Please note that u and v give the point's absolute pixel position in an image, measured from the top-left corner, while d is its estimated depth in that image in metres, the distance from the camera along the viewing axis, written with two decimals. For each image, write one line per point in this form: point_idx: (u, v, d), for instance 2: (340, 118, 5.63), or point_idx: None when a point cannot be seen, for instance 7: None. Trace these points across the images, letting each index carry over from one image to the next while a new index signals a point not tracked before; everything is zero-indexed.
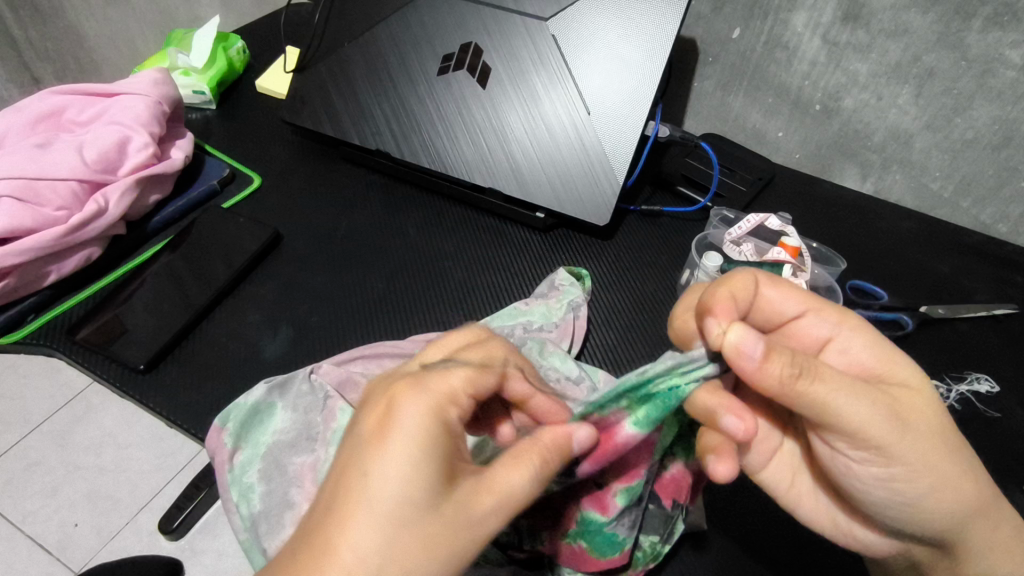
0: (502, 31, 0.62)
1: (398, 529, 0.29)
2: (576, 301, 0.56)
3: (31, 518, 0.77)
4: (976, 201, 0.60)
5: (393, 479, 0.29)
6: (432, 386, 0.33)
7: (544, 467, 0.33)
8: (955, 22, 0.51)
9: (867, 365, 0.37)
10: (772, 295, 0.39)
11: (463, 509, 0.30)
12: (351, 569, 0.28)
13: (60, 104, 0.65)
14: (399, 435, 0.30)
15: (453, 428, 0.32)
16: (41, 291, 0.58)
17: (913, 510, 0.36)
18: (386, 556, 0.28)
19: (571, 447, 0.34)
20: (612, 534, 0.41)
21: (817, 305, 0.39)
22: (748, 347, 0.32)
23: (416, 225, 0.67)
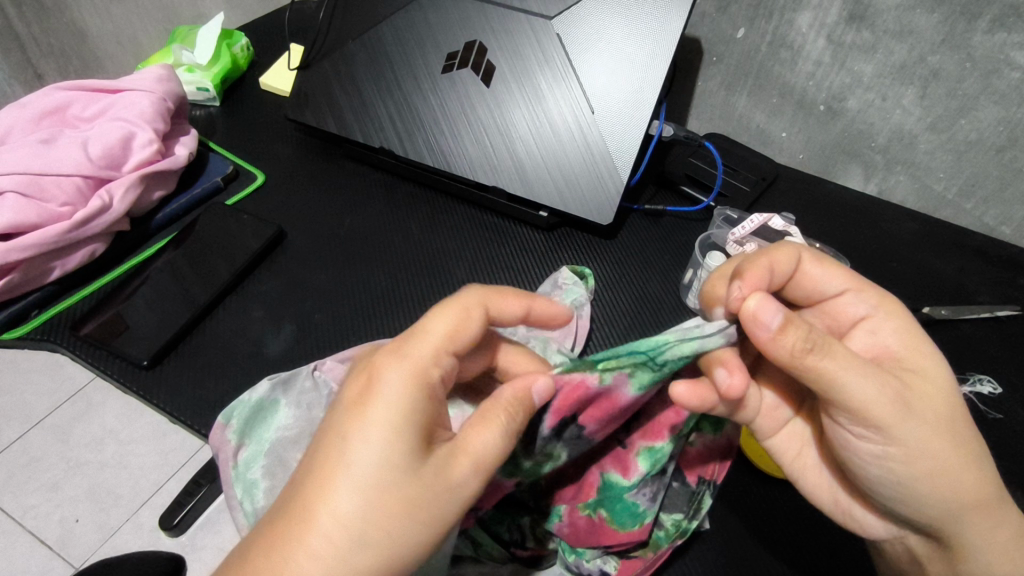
0: (506, 30, 0.62)
1: (372, 486, 0.31)
2: (579, 300, 0.57)
3: (32, 513, 0.77)
4: (980, 203, 0.60)
5: (369, 440, 0.32)
6: (414, 354, 0.34)
7: (510, 423, 0.34)
8: (961, 23, 0.51)
9: (891, 350, 0.38)
10: (817, 272, 0.40)
11: (437, 470, 0.32)
12: (330, 527, 0.30)
13: (65, 100, 0.66)
14: (379, 401, 0.33)
15: (431, 394, 0.34)
16: (46, 286, 0.58)
17: (906, 492, 0.36)
18: (361, 508, 0.31)
19: (531, 399, 0.35)
20: (633, 504, 0.40)
21: (859, 285, 0.40)
22: (764, 315, 0.33)
23: (420, 223, 0.67)
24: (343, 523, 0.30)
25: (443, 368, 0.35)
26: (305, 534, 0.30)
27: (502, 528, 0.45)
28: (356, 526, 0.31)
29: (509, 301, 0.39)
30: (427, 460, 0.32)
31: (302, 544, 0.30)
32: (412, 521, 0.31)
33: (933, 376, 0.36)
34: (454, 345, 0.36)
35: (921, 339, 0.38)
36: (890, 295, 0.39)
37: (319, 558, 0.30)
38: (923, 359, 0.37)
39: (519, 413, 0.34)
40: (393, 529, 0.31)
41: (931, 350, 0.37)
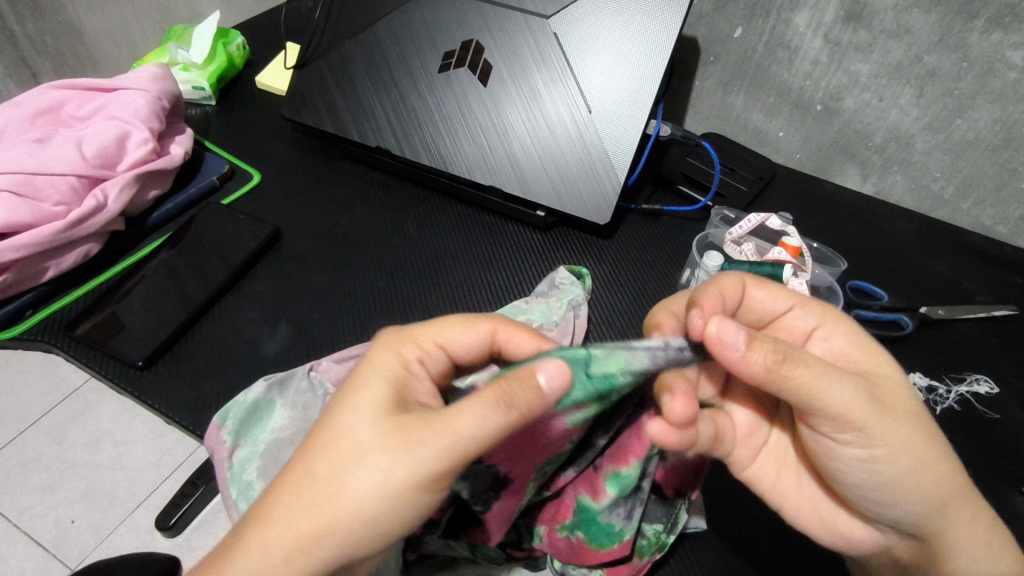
0: (503, 29, 0.62)
1: (345, 436, 0.32)
2: (576, 299, 0.56)
3: (28, 514, 0.76)
4: (977, 202, 0.61)
5: (351, 397, 0.34)
6: (406, 336, 0.38)
7: (498, 396, 0.31)
8: (957, 23, 0.51)
9: (849, 355, 0.39)
10: (763, 293, 0.41)
11: (405, 426, 0.32)
12: (315, 471, 0.32)
13: (59, 99, 0.65)
14: (370, 368, 0.36)
15: (412, 370, 0.36)
16: (39, 287, 0.58)
17: (893, 497, 0.36)
18: (333, 458, 0.32)
19: (539, 387, 0.31)
20: (608, 524, 0.41)
21: (802, 300, 0.41)
22: (731, 336, 0.33)
23: (416, 223, 0.67)
24: (318, 471, 0.32)
25: (427, 356, 0.38)
26: (287, 480, 0.32)
27: None
28: (328, 475, 0.31)
29: (521, 336, 0.40)
30: (397, 417, 0.32)
31: (286, 495, 0.32)
32: (377, 472, 0.31)
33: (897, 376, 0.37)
34: (447, 342, 0.39)
35: (874, 342, 0.39)
36: (833, 304, 0.40)
37: (294, 502, 0.31)
38: (880, 361, 0.38)
39: (518, 392, 0.31)
40: (357, 480, 0.31)
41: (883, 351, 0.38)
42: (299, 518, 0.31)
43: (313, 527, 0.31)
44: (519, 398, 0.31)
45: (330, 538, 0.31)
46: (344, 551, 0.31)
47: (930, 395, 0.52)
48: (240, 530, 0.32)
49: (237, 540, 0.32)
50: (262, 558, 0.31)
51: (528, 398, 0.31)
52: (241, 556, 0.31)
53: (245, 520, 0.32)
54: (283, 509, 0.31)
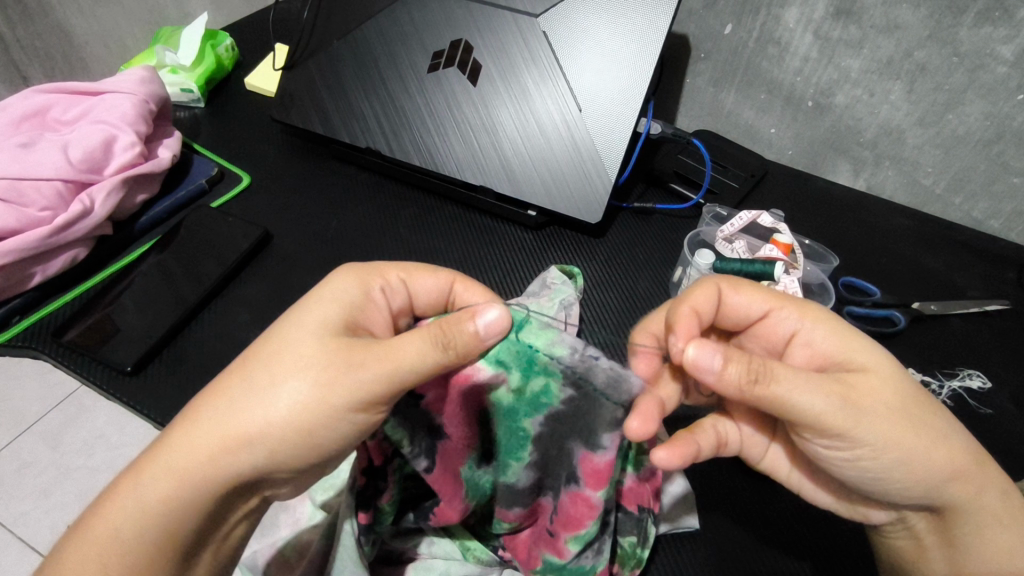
0: (492, 28, 0.61)
1: (287, 350, 0.35)
2: (567, 299, 0.56)
3: (23, 520, 0.76)
4: (968, 197, 0.61)
5: (299, 314, 0.36)
6: (371, 268, 0.39)
7: (438, 334, 0.34)
8: (947, 18, 0.51)
9: (829, 353, 0.39)
10: (739, 296, 0.42)
11: (344, 348, 0.34)
12: (254, 373, 0.35)
13: (44, 103, 0.65)
14: (326, 287, 0.38)
15: (369, 295, 0.38)
16: (26, 293, 0.57)
17: (885, 485, 0.37)
18: (272, 371, 0.34)
19: (477, 329, 0.33)
20: (581, 567, 0.42)
21: (780, 303, 0.41)
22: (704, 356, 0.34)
23: (408, 223, 0.66)
24: (254, 378, 0.34)
25: (388, 285, 0.39)
26: (225, 383, 0.35)
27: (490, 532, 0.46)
28: (263, 384, 0.34)
29: (476, 292, 0.40)
30: (339, 338, 0.35)
31: (222, 393, 0.35)
32: (310, 389, 0.34)
33: (884, 367, 0.37)
34: (410, 278, 0.40)
35: (857, 337, 0.39)
36: (810, 302, 0.41)
37: (227, 405, 0.34)
38: (864, 354, 0.37)
39: (455, 332, 0.33)
40: (290, 391, 0.34)
41: (869, 344, 0.38)
42: (228, 421, 0.34)
43: (239, 431, 0.33)
44: (455, 337, 0.33)
45: (254, 445, 0.34)
46: (265, 460, 0.34)
47: None
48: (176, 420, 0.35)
49: (170, 436, 0.34)
50: (189, 454, 0.33)
51: (463, 339, 0.33)
52: (170, 449, 0.34)
53: (176, 420, 0.35)
54: (216, 411, 0.34)
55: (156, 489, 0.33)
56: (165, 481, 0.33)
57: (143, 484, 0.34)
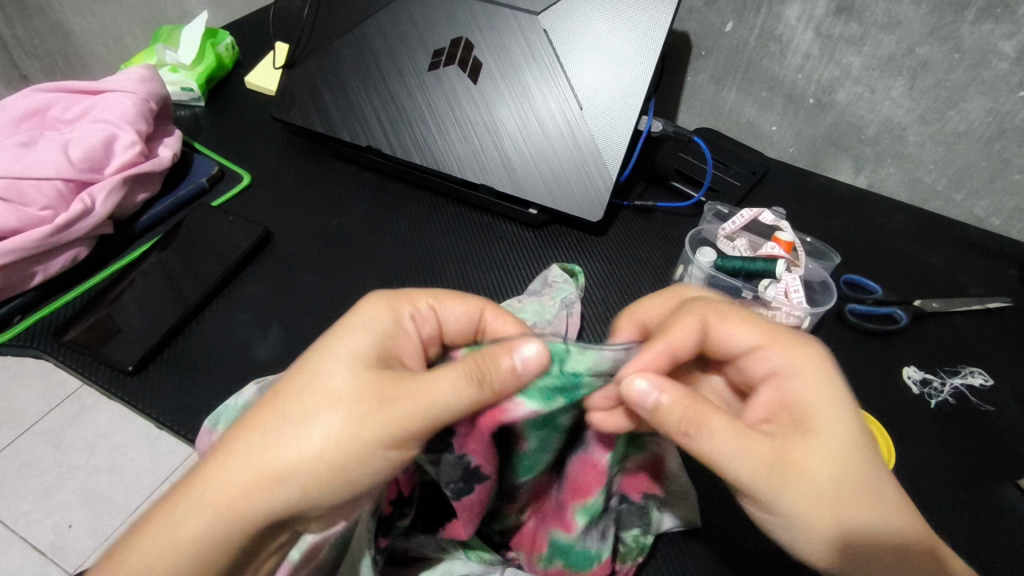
0: (492, 26, 0.61)
1: (321, 382, 0.34)
2: (570, 297, 0.56)
3: (25, 519, 0.76)
4: (969, 194, 0.60)
5: (332, 344, 0.36)
6: (402, 297, 0.40)
7: (472, 368, 0.33)
8: (948, 14, 0.51)
9: (789, 407, 0.38)
10: (729, 331, 0.41)
11: (379, 382, 0.34)
12: (288, 405, 0.34)
13: (44, 102, 0.65)
14: (357, 316, 0.38)
15: (401, 325, 0.38)
16: (27, 292, 0.57)
17: (801, 549, 0.36)
18: (305, 401, 0.34)
19: (516, 364, 0.32)
20: (585, 550, 0.42)
21: (770, 342, 0.40)
22: (644, 388, 0.34)
23: (409, 222, 0.66)
24: (288, 412, 0.34)
25: (419, 314, 0.39)
26: (258, 416, 0.34)
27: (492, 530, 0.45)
28: (297, 417, 0.34)
29: (506, 322, 0.40)
30: (373, 371, 0.35)
31: (256, 424, 0.34)
32: (344, 422, 0.33)
33: (835, 431, 0.36)
34: (440, 306, 0.40)
35: (832, 397, 0.38)
36: (801, 346, 0.40)
37: (261, 437, 0.33)
38: (823, 414, 0.37)
39: (491, 368, 0.33)
40: (325, 426, 0.33)
41: (835, 405, 0.37)
42: (261, 454, 0.33)
43: (272, 467, 0.33)
44: (494, 374, 0.32)
45: (287, 482, 0.33)
46: (299, 497, 0.33)
47: (924, 389, 0.52)
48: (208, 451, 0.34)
49: (201, 469, 0.34)
50: (220, 491, 0.32)
51: (501, 375, 0.32)
52: (200, 486, 0.33)
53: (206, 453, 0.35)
54: (248, 445, 0.33)
55: (190, 525, 0.32)
56: (199, 517, 0.32)
57: (176, 521, 0.33)
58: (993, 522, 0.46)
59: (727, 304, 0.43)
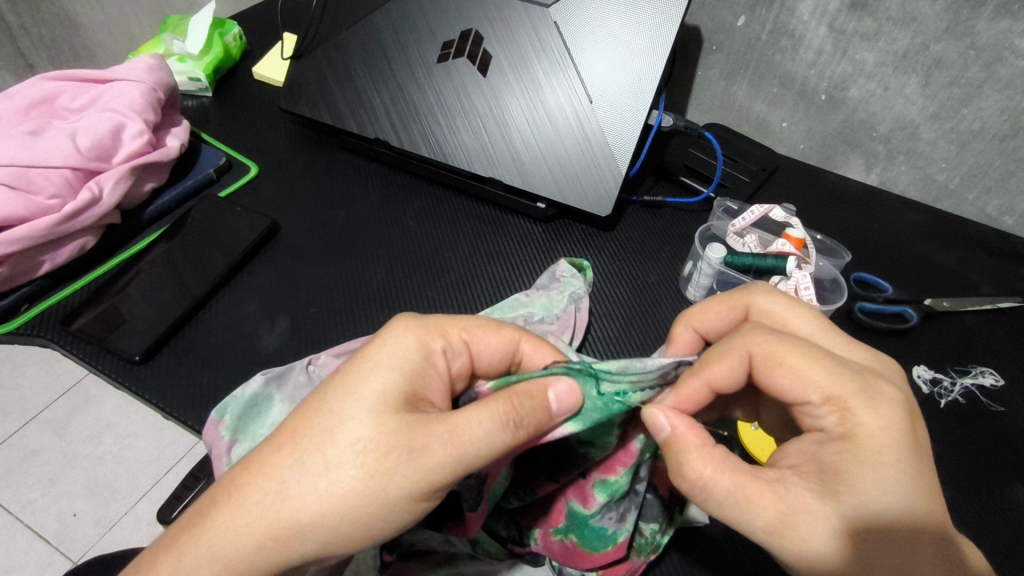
0: (503, 18, 0.60)
1: (343, 429, 0.33)
2: (577, 292, 0.55)
3: (30, 507, 0.76)
4: (982, 193, 0.60)
5: (355, 383, 0.34)
6: (429, 325, 0.38)
7: (507, 412, 0.33)
8: (965, 10, 0.50)
9: (825, 464, 0.33)
10: (779, 377, 0.36)
11: (405, 430, 0.32)
12: (305, 448, 0.33)
13: (52, 90, 0.64)
14: (382, 346, 0.36)
15: (428, 358, 0.37)
16: (35, 281, 0.57)
17: None
18: (325, 447, 0.33)
19: (548, 404, 0.33)
20: (600, 528, 0.41)
21: (838, 397, 0.34)
22: (660, 423, 0.35)
23: (416, 215, 0.66)
24: (306, 458, 0.32)
25: (450, 348, 0.38)
26: (274, 459, 0.33)
27: (499, 525, 0.44)
28: (316, 465, 0.32)
29: (544, 351, 0.40)
30: (399, 416, 0.33)
31: (270, 468, 0.33)
32: (366, 474, 0.32)
33: (868, 502, 0.32)
34: (472, 338, 0.39)
35: (880, 468, 0.32)
36: (869, 407, 0.34)
37: (278, 483, 0.32)
38: (862, 483, 0.32)
39: (526, 411, 0.33)
40: (346, 477, 0.32)
41: (880, 476, 0.32)
42: (276, 506, 0.32)
43: (291, 517, 0.32)
44: (529, 416, 0.33)
45: (306, 533, 0.32)
46: (317, 546, 0.32)
47: (934, 388, 0.52)
48: (216, 492, 0.33)
49: (213, 515, 0.32)
50: (235, 540, 0.32)
51: (538, 416, 0.33)
52: (212, 535, 0.32)
53: (212, 496, 0.33)
54: (264, 492, 0.32)
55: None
56: (210, 565, 0.32)
57: (183, 568, 0.32)
58: (1002, 522, 0.46)
59: (813, 347, 0.36)
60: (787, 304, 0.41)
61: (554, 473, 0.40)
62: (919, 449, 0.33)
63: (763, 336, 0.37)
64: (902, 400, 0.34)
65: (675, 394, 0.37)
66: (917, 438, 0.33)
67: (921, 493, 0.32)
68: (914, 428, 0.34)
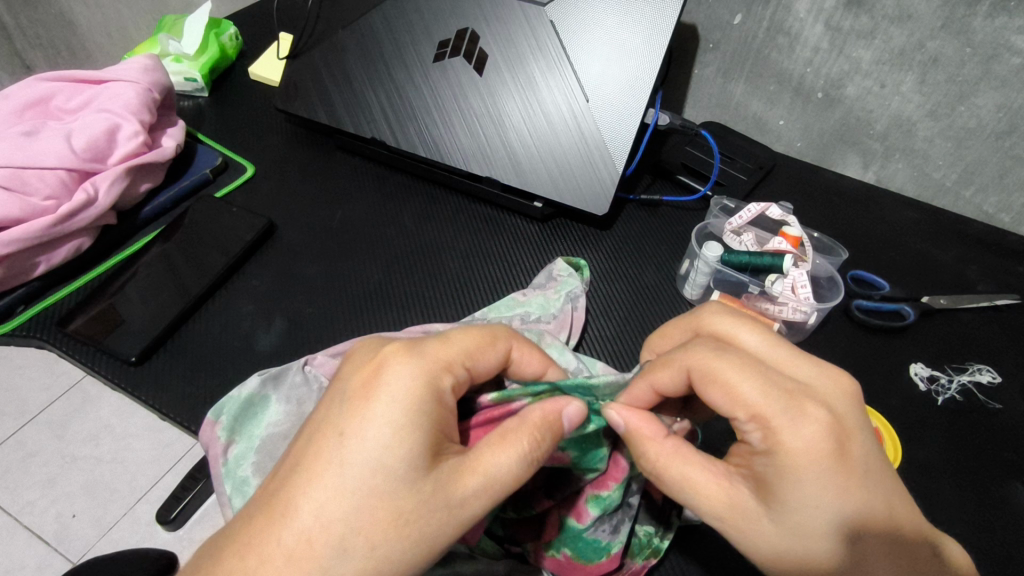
0: (498, 17, 0.60)
1: (373, 497, 0.31)
2: (574, 292, 0.55)
3: (29, 508, 0.76)
4: (979, 190, 0.60)
5: (371, 444, 0.31)
6: (430, 356, 0.35)
7: (533, 449, 0.33)
8: (961, 8, 0.50)
9: (756, 472, 0.34)
10: (712, 394, 0.35)
11: (442, 488, 0.32)
12: (332, 524, 0.30)
13: (48, 91, 0.64)
14: (388, 392, 0.33)
15: (441, 398, 0.34)
16: (30, 283, 0.57)
17: None
18: (358, 520, 0.30)
19: (560, 423, 0.35)
20: (594, 540, 0.41)
21: (762, 416, 0.33)
22: (619, 422, 0.37)
23: (412, 215, 0.66)
24: (340, 537, 0.30)
25: (457, 380, 0.35)
26: (295, 537, 0.30)
27: (495, 525, 0.44)
28: (351, 540, 0.30)
29: (534, 359, 0.40)
30: (430, 475, 0.32)
31: (298, 558, 0.30)
32: (409, 538, 0.31)
33: (796, 514, 0.32)
34: (472, 361, 0.37)
35: (801, 484, 0.32)
36: (791, 425, 0.32)
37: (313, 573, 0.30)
38: (785, 496, 0.32)
39: (548, 444, 0.34)
40: (388, 545, 0.31)
41: (802, 490, 0.32)
42: None
43: None
44: (550, 446, 0.34)
45: None
46: None
47: (931, 386, 0.52)
48: None
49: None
50: None
51: (554, 442, 0.35)
52: None
53: None
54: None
55: None
56: None
57: None
58: (999, 521, 0.46)
59: (743, 362, 0.35)
60: (733, 321, 0.39)
61: (551, 490, 0.41)
62: (845, 466, 0.32)
63: (702, 352, 0.36)
64: (827, 419, 0.32)
65: (625, 393, 0.39)
66: (843, 457, 0.32)
67: (850, 506, 0.32)
68: (846, 445, 0.32)
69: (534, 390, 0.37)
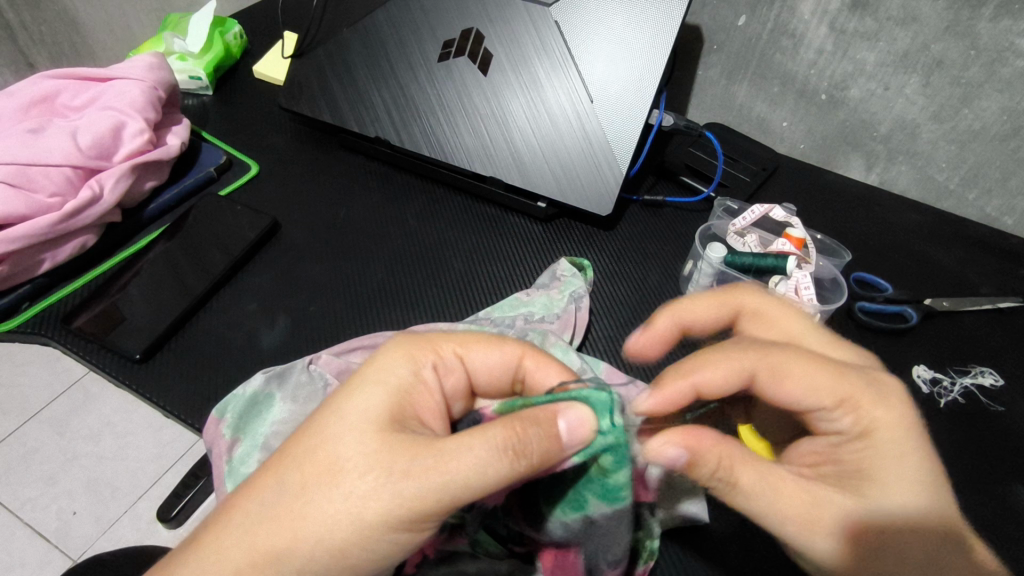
0: (503, 16, 0.60)
1: (326, 449, 0.32)
2: (577, 292, 0.55)
3: (30, 505, 0.76)
4: (982, 193, 0.60)
5: (342, 403, 0.34)
6: (426, 341, 0.39)
7: (505, 436, 0.31)
8: (965, 10, 0.50)
9: (846, 462, 0.36)
10: (788, 385, 0.37)
11: (391, 452, 0.32)
12: (287, 465, 0.33)
13: (53, 88, 0.65)
14: (374, 362, 0.37)
15: (419, 371, 0.37)
16: (36, 279, 0.57)
17: None
18: (308, 466, 0.32)
19: (553, 424, 0.33)
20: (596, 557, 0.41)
21: (845, 398, 0.36)
22: (672, 452, 0.34)
23: (416, 215, 0.66)
24: (288, 479, 0.32)
25: (442, 363, 0.38)
26: (258, 483, 0.33)
27: (499, 525, 0.43)
28: (296, 484, 0.32)
29: (544, 368, 0.40)
30: (384, 437, 0.32)
31: (252, 490, 0.33)
32: (348, 494, 0.31)
33: (898, 497, 0.34)
34: (466, 353, 0.39)
35: (901, 461, 0.34)
36: (875, 401, 0.36)
37: (259, 506, 0.32)
38: (886, 478, 0.34)
39: (526, 438, 0.32)
40: (326, 499, 0.31)
41: (902, 468, 0.34)
42: (257, 529, 0.31)
43: (268, 540, 0.31)
44: (531, 441, 0.32)
45: (284, 560, 0.31)
46: None
47: (934, 388, 0.52)
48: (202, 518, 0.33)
49: (198, 541, 0.32)
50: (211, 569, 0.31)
51: (540, 442, 0.32)
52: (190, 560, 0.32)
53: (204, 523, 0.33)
54: (247, 515, 0.32)
55: None
56: None
57: None
58: (1002, 522, 0.46)
59: (807, 352, 0.37)
60: (772, 305, 0.42)
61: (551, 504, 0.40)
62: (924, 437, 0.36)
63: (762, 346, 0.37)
64: (901, 390, 0.37)
65: (656, 395, 0.37)
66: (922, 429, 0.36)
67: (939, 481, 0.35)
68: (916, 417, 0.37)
69: (538, 399, 0.36)
